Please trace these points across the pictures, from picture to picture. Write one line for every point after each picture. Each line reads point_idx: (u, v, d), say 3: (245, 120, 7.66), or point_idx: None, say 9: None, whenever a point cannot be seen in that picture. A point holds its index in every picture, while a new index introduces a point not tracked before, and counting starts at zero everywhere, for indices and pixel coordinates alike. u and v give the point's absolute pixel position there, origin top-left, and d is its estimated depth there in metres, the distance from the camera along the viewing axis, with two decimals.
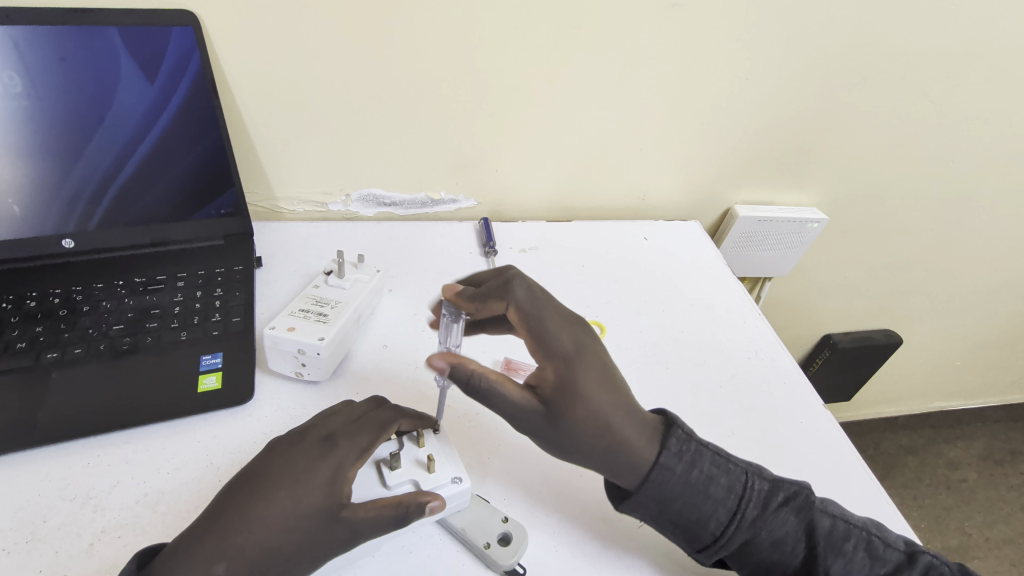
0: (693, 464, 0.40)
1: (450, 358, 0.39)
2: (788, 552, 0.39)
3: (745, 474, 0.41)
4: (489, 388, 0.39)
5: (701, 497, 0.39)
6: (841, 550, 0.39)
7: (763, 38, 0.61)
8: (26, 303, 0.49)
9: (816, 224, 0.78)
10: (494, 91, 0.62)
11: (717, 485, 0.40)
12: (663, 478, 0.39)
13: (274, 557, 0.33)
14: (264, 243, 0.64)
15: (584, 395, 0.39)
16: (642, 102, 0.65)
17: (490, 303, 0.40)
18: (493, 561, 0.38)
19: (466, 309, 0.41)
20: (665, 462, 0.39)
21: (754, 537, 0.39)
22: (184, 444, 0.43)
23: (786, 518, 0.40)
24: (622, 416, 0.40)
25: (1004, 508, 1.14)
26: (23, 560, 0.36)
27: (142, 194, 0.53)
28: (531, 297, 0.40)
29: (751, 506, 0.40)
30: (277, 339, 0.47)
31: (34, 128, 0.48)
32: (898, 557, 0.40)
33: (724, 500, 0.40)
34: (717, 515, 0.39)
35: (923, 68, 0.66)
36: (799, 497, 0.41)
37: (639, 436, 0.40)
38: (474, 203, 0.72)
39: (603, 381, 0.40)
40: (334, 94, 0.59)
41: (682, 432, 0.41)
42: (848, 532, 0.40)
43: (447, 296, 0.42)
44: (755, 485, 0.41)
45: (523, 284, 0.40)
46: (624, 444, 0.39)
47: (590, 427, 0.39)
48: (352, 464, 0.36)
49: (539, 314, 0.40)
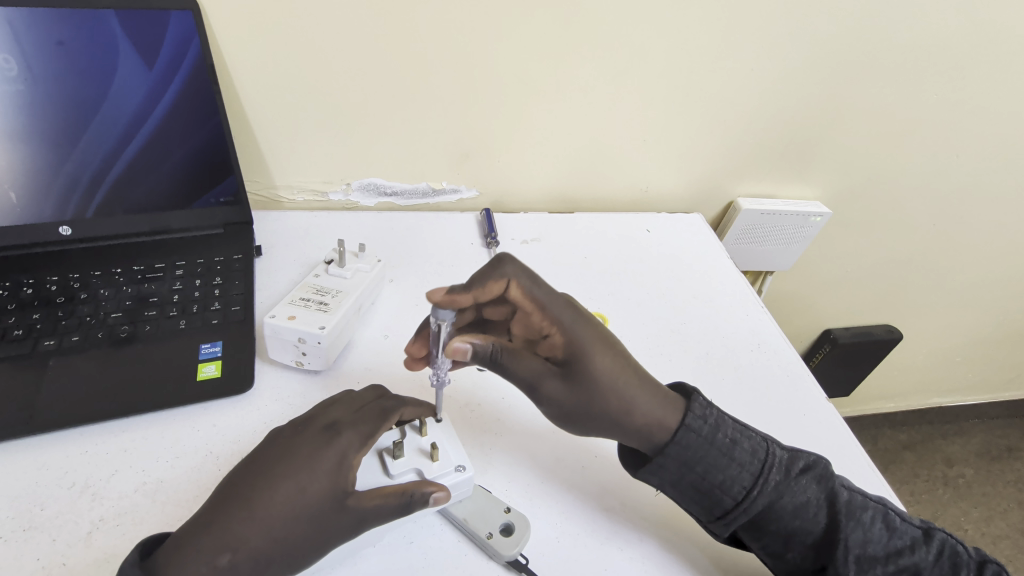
0: (718, 428, 0.40)
1: (469, 339, 0.40)
2: (809, 519, 0.39)
3: (766, 441, 0.41)
4: (504, 362, 0.40)
5: (725, 460, 0.39)
6: (860, 518, 0.39)
7: (767, 28, 0.61)
8: (23, 290, 0.49)
9: (820, 217, 0.77)
10: (498, 79, 0.61)
11: (742, 448, 0.40)
12: (689, 439, 0.39)
13: (277, 548, 0.33)
14: (264, 232, 0.63)
15: (595, 357, 0.39)
16: (645, 92, 0.64)
17: (486, 287, 0.39)
18: (496, 551, 0.37)
19: (463, 302, 0.39)
20: (690, 424, 0.40)
21: (777, 502, 0.39)
22: (184, 432, 0.43)
23: (808, 485, 0.40)
24: (636, 378, 0.40)
25: (1000, 504, 1.14)
26: (21, 549, 0.36)
27: (141, 181, 0.53)
28: (527, 274, 0.40)
29: (775, 471, 0.40)
30: (276, 328, 0.47)
31: (30, 113, 0.47)
32: (913, 531, 0.41)
33: (748, 464, 0.40)
34: (740, 478, 0.39)
35: (931, 58, 0.65)
36: (818, 466, 0.41)
37: (659, 399, 0.40)
38: (475, 193, 0.71)
39: (611, 346, 0.40)
40: (334, 81, 0.58)
41: (704, 399, 0.42)
42: (865, 503, 0.40)
43: (438, 300, 0.39)
44: (777, 451, 0.41)
45: (515, 264, 0.40)
46: (643, 407, 0.39)
47: (606, 388, 0.39)
48: (355, 452, 0.36)
49: (538, 289, 0.40)
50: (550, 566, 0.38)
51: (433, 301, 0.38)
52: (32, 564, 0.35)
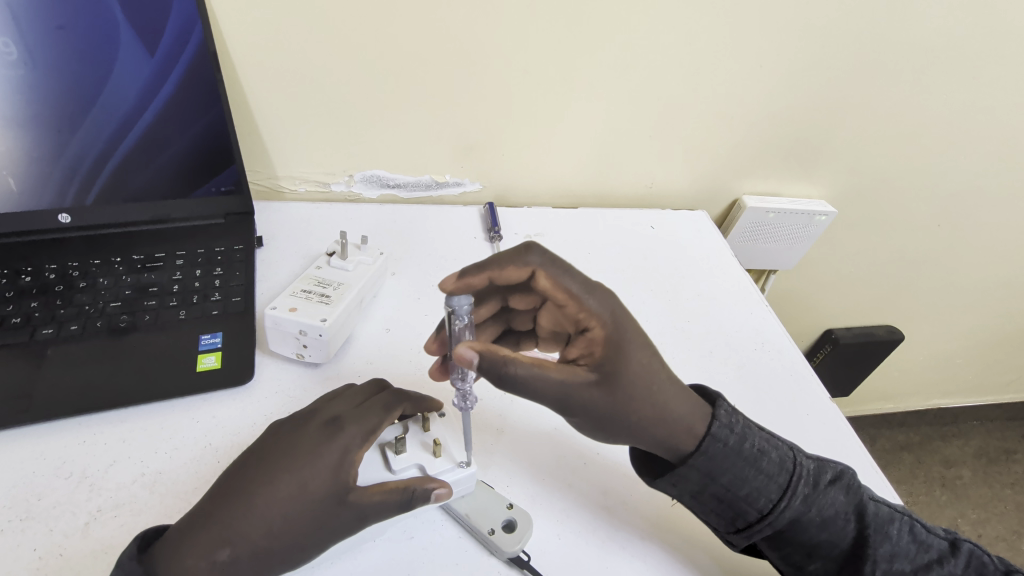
0: (745, 438, 0.40)
1: (475, 344, 0.36)
2: (837, 531, 0.39)
3: (792, 451, 0.41)
4: (529, 379, 0.36)
5: (752, 471, 0.39)
6: (887, 531, 0.39)
7: (776, 24, 0.60)
8: (22, 278, 0.49)
9: (824, 217, 0.77)
10: (504, 71, 0.60)
11: (769, 460, 0.39)
12: (716, 449, 0.39)
13: (277, 542, 0.33)
14: (265, 224, 0.63)
15: (632, 357, 0.38)
16: (652, 86, 0.63)
17: (507, 273, 0.40)
18: (497, 547, 0.37)
19: (477, 283, 0.41)
20: (717, 434, 0.39)
21: (804, 514, 0.39)
22: (183, 424, 0.43)
23: (836, 496, 0.39)
24: (667, 377, 0.40)
25: (997, 506, 1.15)
26: (17, 539, 0.35)
27: (141, 169, 0.52)
28: (556, 261, 0.40)
29: (803, 483, 0.39)
30: (278, 319, 0.46)
31: (29, 98, 0.46)
32: (940, 544, 0.40)
33: (775, 475, 0.39)
34: (767, 491, 0.39)
35: (941, 57, 0.64)
36: (846, 477, 0.40)
37: (686, 404, 0.40)
38: (479, 187, 0.71)
39: (646, 344, 0.40)
40: (337, 70, 0.58)
41: (729, 407, 0.41)
42: (891, 515, 0.40)
43: (451, 288, 0.41)
44: (804, 462, 0.40)
45: (540, 251, 0.40)
46: (673, 410, 0.39)
47: (641, 391, 0.38)
48: (358, 447, 0.35)
49: (568, 279, 0.39)
50: (551, 563, 0.38)
51: (448, 287, 0.41)
52: (28, 554, 0.35)
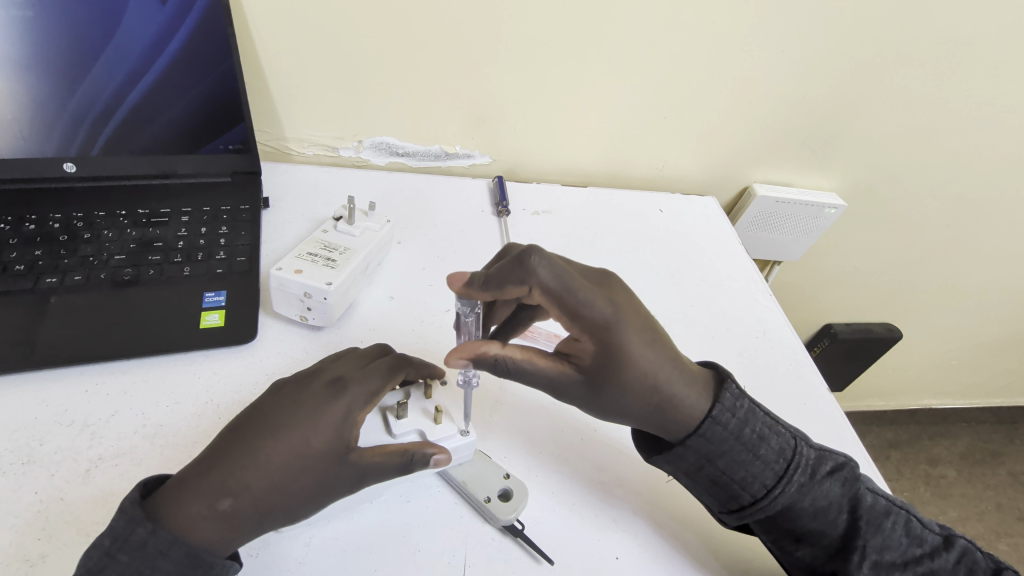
0: (746, 422, 0.40)
1: (465, 350, 0.36)
2: (829, 522, 0.39)
3: (794, 439, 0.41)
4: (515, 372, 0.37)
5: (749, 456, 0.39)
6: (881, 526, 0.39)
7: (803, 9, 0.58)
8: (25, 226, 0.48)
9: (833, 209, 0.76)
10: (521, 42, 0.59)
11: (768, 446, 0.39)
12: (715, 432, 0.39)
13: (277, 498, 0.33)
14: (273, 185, 0.63)
15: (629, 357, 0.38)
16: (670, 67, 0.62)
17: (508, 288, 0.36)
18: (492, 515, 0.37)
19: (481, 297, 0.37)
20: (718, 416, 0.39)
21: (797, 503, 0.39)
22: (184, 379, 0.43)
23: (833, 488, 0.39)
24: (670, 371, 0.39)
25: (978, 506, 1.17)
26: (18, 481, 0.36)
27: (149, 121, 0.51)
28: (559, 275, 0.36)
29: (799, 472, 0.39)
30: (283, 281, 0.46)
31: (35, 42, 0.45)
32: (933, 538, 0.41)
33: (773, 462, 0.39)
34: (762, 477, 0.39)
35: (971, 52, 0.63)
36: (846, 469, 0.40)
37: (690, 390, 0.39)
38: (489, 159, 0.70)
39: (648, 342, 0.38)
40: (352, 31, 0.56)
41: (736, 388, 0.41)
42: (887, 509, 0.40)
43: (457, 289, 0.37)
44: (805, 451, 0.40)
45: (543, 263, 0.35)
46: (675, 402, 0.39)
47: (638, 388, 0.38)
48: (360, 409, 0.35)
49: (569, 293, 0.36)
50: (543, 533, 0.38)
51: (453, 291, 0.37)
52: (30, 497, 0.35)
